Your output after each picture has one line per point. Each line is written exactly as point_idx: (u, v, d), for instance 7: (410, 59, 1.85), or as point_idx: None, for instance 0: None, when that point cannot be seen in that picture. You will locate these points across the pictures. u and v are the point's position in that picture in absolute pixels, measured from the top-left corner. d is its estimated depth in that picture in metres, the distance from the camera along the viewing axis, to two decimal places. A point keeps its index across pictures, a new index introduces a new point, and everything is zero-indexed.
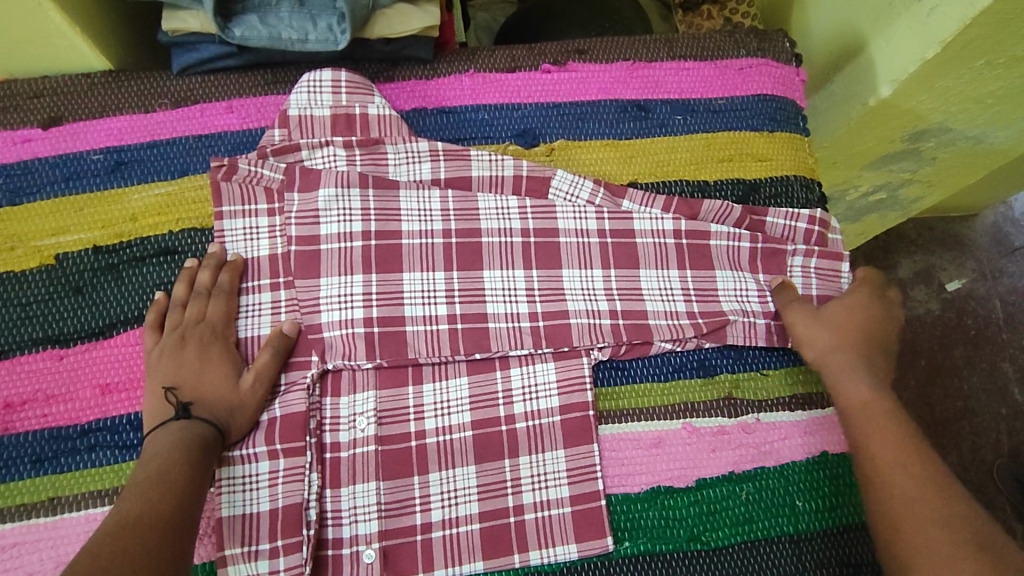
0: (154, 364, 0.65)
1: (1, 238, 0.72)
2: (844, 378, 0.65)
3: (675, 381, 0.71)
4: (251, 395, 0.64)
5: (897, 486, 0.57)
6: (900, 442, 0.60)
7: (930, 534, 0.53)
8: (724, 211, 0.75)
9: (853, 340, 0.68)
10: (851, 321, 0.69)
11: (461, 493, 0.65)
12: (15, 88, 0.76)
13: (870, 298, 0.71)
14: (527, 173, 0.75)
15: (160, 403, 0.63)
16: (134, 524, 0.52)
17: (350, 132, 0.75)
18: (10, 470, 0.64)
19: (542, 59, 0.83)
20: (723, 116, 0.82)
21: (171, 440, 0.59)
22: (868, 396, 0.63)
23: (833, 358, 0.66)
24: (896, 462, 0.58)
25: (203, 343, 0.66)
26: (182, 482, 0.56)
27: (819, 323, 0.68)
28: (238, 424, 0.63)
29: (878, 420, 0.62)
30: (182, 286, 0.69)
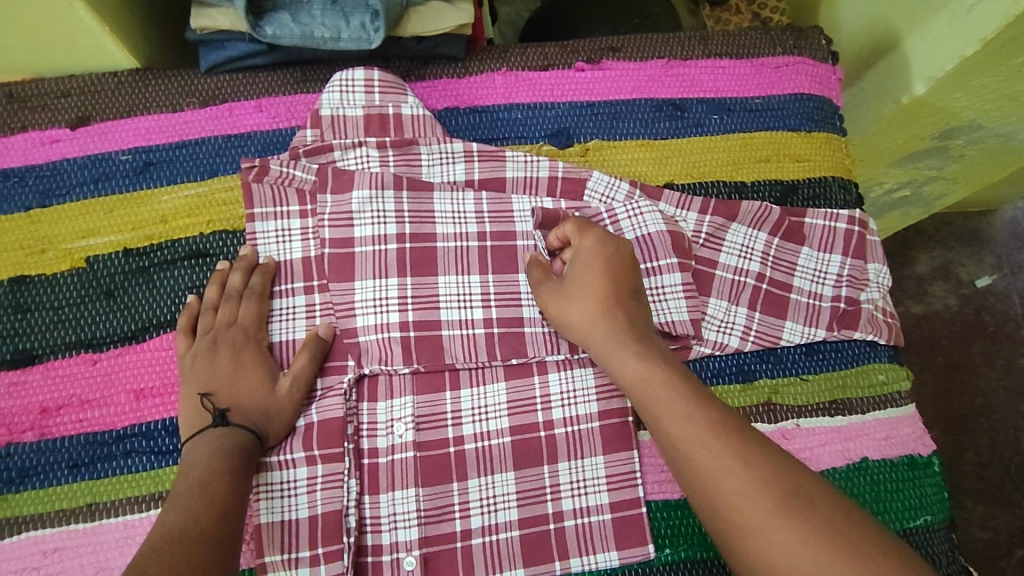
0: (188, 368, 0.64)
1: (31, 240, 0.71)
2: (614, 355, 0.60)
3: (716, 386, 0.70)
4: (287, 400, 0.64)
5: (714, 469, 0.51)
6: (690, 413, 0.54)
7: (761, 520, 0.48)
8: (764, 212, 0.74)
9: (612, 303, 0.63)
10: (592, 281, 0.64)
11: (500, 499, 0.64)
12: (42, 87, 0.75)
13: (607, 249, 0.65)
14: (562, 174, 0.74)
15: (196, 409, 0.63)
16: (179, 535, 0.51)
17: (383, 132, 0.74)
18: (47, 475, 0.63)
19: (575, 57, 0.81)
20: (759, 116, 0.81)
21: (210, 448, 0.59)
22: (641, 368, 0.59)
23: (592, 337, 0.62)
24: (696, 441, 0.53)
25: (236, 347, 0.65)
26: (224, 491, 0.56)
27: (567, 302, 0.64)
28: (275, 429, 0.63)
29: (660, 396, 0.56)
30: (214, 288, 0.68)
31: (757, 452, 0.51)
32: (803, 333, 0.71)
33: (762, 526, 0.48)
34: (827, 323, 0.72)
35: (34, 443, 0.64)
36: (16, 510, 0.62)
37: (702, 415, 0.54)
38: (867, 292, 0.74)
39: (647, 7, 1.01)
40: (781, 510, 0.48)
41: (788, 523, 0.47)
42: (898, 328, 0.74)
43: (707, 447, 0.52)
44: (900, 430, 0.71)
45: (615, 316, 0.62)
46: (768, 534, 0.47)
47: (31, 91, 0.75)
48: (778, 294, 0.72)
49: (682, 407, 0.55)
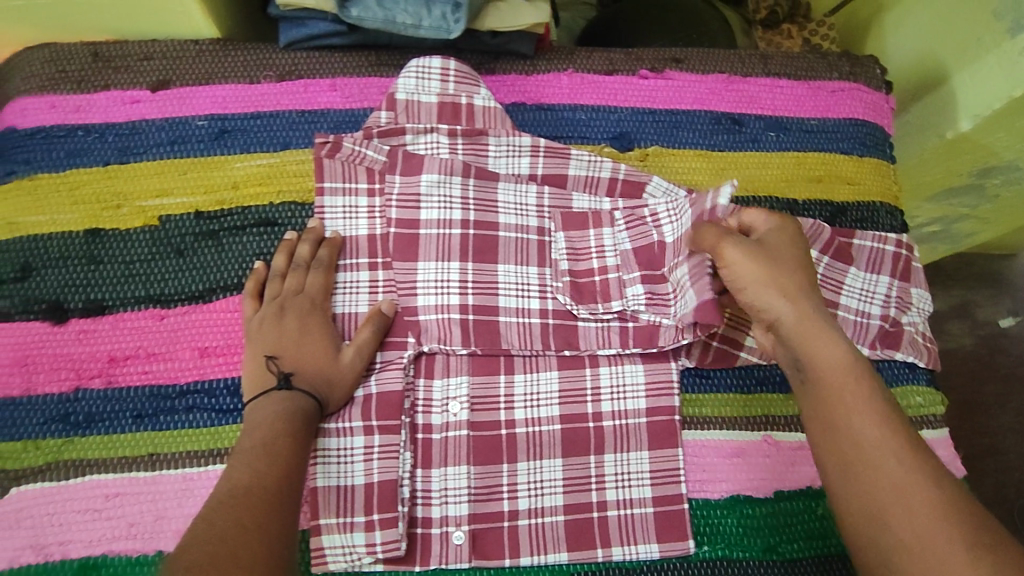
0: (255, 332, 0.66)
1: (107, 195, 0.73)
2: (819, 343, 0.54)
3: (759, 393, 0.73)
4: (349, 369, 0.66)
5: (872, 461, 0.50)
6: (874, 424, 0.51)
7: (923, 540, 0.46)
8: (816, 231, 0.76)
9: (809, 285, 0.57)
10: (791, 252, 0.59)
11: (547, 484, 0.66)
12: (126, 49, 0.77)
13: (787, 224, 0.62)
14: (623, 177, 0.76)
15: (260, 371, 0.64)
16: (244, 494, 0.53)
17: (456, 120, 0.76)
18: (112, 422, 0.66)
19: (639, 64, 0.83)
20: (814, 137, 0.83)
21: (276, 410, 0.60)
22: (842, 358, 0.54)
23: (802, 321, 0.55)
24: (888, 451, 0.50)
25: (302, 314, 0.67)
26: (286, 454, 0.57)
27: (769, 260, 0.57)
28: (337, 396, 0.65)
29: (850, 392, 0.52)
30: (282, 256, 0.70)
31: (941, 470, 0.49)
32: None
33: (926, 548, 0.46)
34: (870, 342, 0.75)
35: (101, 391, 0.66)
36: (81, 453, 0.65)
37: (880, 418, 0.51)
38: (910, 313, 0.77)
39: (705, 23, 1.03)
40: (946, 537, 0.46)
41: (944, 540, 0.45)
42: (937, 351, 0.77)
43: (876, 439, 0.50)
44: (935, 452, 0.73)
45: (807, 293, 0.57)
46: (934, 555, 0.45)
47: (116, 51, 0.77)
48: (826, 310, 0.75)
49: (884, 421, 0.51)
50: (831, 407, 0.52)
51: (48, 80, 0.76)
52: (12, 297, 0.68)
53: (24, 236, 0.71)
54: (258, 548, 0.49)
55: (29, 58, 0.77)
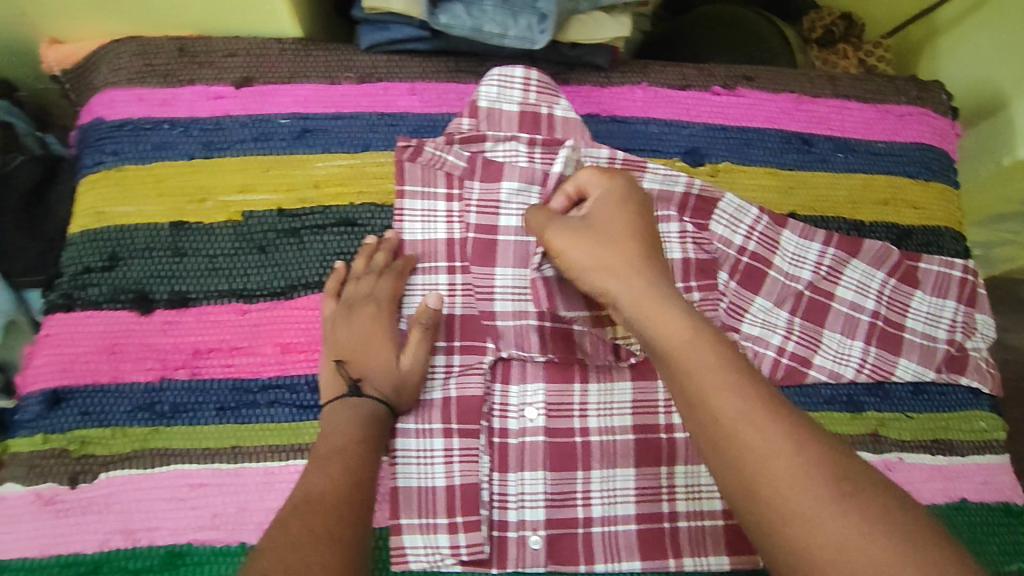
0: (329, 335, 0.68)
1: (191, 189, 0.74)
2: (654, 315, 0.53)
3: (826, 412, 0.74)
4: (414, 372, 0.66)
5: (739, 421, 0.47)
6: (734, 398, 0.48)
7: (815, 510, 0.43)
8: (884, 253, 0.78)
9: (636, 256, 0.58)
10: (626, 225, 0.60)
11: (620, 492, 0.68)
12: (211, 44, 0.78)
13: (631, 194, 0.62)
14: (697, 192, 0.77)
15: (333, 375, 0.67)
16: (318, 498, 0.54)
17: (536, 130, 0.77)
18: (196, 414, 0.67)
19: (712, 81, 0.85)
20: (882, 160, 0.84)
21: (350, 416, 0.63)
22: (679, 329, 0.52)
23: (637, 291, 0.55)
24: (745, 414, 0.47)
25: (373, 316, 0.68)
26: (359, 459, 0.59)
27: (588, 240, 0.59)
28: (404, 401, 0.66)
29: (708, 363, 0.50)
30: (359, 261, 0.71)
31: (813, 435, 0.47)
32: (915, 371, 0.76)
33: (815, 517, 0.43)
34: (935, 365, 0.77)
35: (186, 382, 0.68)
36: (166, 442, 0.66)
37: (743, 381, 0.49)
38: (974, 339, 0.78)
39: (770, 39, 1.02)
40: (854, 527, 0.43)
41: (845, 512, 0.43)
42: (1000, 377, 0.78)
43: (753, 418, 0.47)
44: (994, 476, 0.74)
45: (649, 267, 0.57)
46: (812, 524, 0.43)
47: (201, 47, 0.78)
48: (893, 332, 0.77)
49: (738, 386, 0.48)
50: (688, 379, 0.49)
51: (135, 73, 0.77)
52: (100, 286, 0.70)
53: (111, 226, 0.72)
54: (333, 552, 0.50)
55: (115, 51, 0.78)
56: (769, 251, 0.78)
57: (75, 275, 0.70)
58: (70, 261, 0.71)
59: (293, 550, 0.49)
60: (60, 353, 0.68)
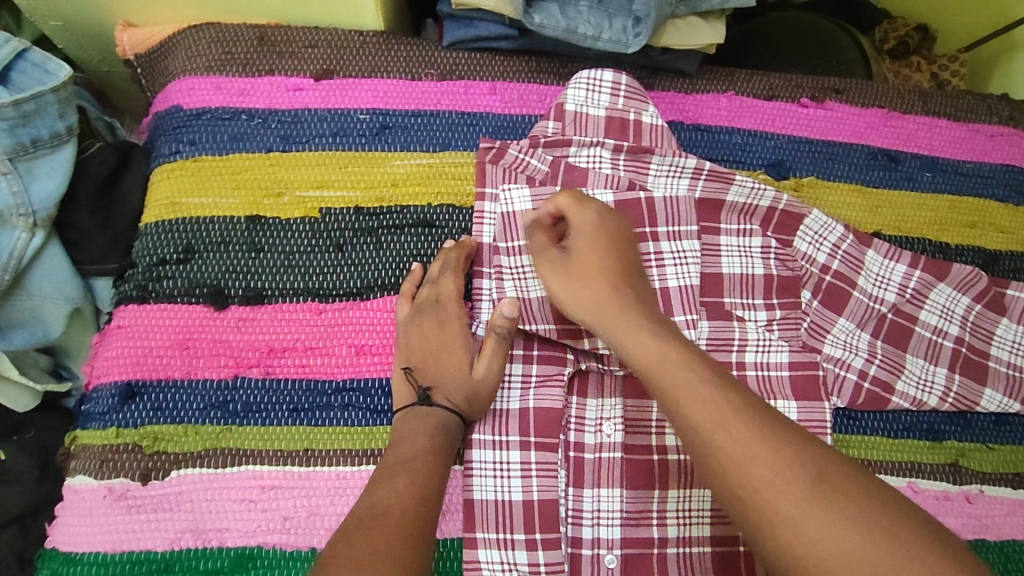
0: (400, 340, 0.67)
1: (268, 183, 0.72)
2: (625, 336, 0.56)
3: (905, 440, 0.72)
4: (483, 380, 0.64)
5: (713, 427, 0.49)
6: (707, 412, 0.49)
7: (793, 511, 0.45)
8: (972, 279, 0.76)
9: (619, 282, 0.60)
10: (596, 257, 0.61)
11: (696, 514, 0.66)
12: (292, 34, 0.77)
13: (606, 225, 0.63)
14: (783, 207, 0.75)
15: (404, 383, 0.65)
16: (386, 513, 0.53)
17: (623, 136, 0.75)
18: (267, 414, 0.66)
19: (799, 92, 0.82)
20: (970, 181, 0.82)
21: (420, 426, 0.62)
22: (658, 350, 0.54)
23: (603, 314, 0.58)
24: (720, 424, 0.49)
25: (443, 321, 0.66)
26: (426, 473, 0.57)
27: (573, 275, 0.60)
28: (477, 409, 0.64)
29: (682, 381, 0.51)
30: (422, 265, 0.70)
31: (796, 439, 0.48)
32: (1000, 403, 0.74)
33: (795, 519, 0.44)
34: (1021, 398, 0.74)
35: (259, 381, 0.67)
36: (236, 442, 0.65)
37: (720, 392, 0.50)
38: None
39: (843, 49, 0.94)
40: (851, 533, 0.44)
41: (820, 513, 0.44)
42: None
43: (735, 432, 0.48)
44: None
45: (629, 296, 0.58)
46: (793, 524, 0.44)
47: (282, 36, 0.77)
48: (977, 360, 0.74)
49: (714, 401, 0.50)
50: (679, 401, 0.51)
51: (215, 61, 0.75)
52: (174, 279, 0.69)
53: (185, 217, 0.71)
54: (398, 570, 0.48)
55: (194, 37, 0.76)
56: (853, 271, 0.75)
57: (150, 265, 0.69)
58: (143, 252, 0.70)
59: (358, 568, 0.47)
60: (133, 345, 0.67)
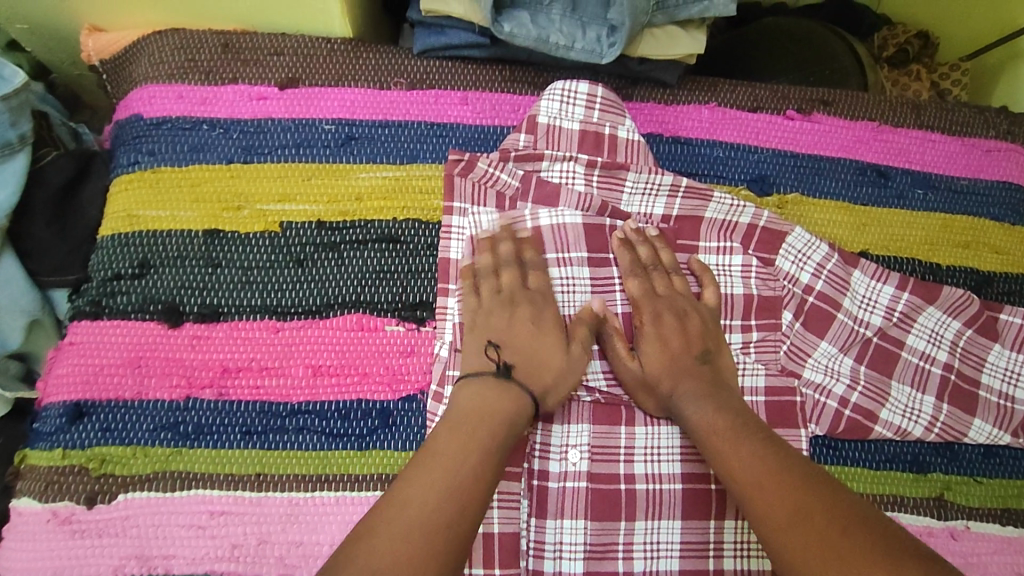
0: (482, 317, 0.64)
1: (228, 196, 0.70)
2: (691, 406, 0.61)
3: (888, 471, 0.69)
4: (578, 365, 0.63)
5: (754, 484, 0.54)
6: (746, 467, 0.55)
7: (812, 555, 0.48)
8: (963, 302, 0.72)
9: (678, 360, 0.64)
10: (664, 336, 0.65)
11: (663, 546, 0.64)
12: (256, 41, 0.74)
13: (662, 296, 0.67)
14: (764, 224, 0.71)
15: (480, 356, 0.62)
16: (430, 516, 0.49)
17: (597, 151, 0.73)
18: (220, 436, 0.64)
19: (785, 104, 0.79)
20: (964, 198, 0.78)
21: (497, 404, 0.58)
22: (709, 418, 0.60)
23: (679, 392, 0.63)
24: (754, 478, 0.54)
25: (536, 308, 0.65)
26: (480, 472, 0.53)
27: (659, 356, 0.65)
28: (557, 391, 0.62)
29: (731, 444, 0.57)
30: (487, 254, 0.67)
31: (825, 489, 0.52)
32: (989, 434, 0.70)
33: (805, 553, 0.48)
34: (1013, 428, 0.71)
35: (212, 402, 0.65)
36: (186, 465, 0.63)
37: (775, 458, 0.55)
38: None
39: (837, 58, 0.90)
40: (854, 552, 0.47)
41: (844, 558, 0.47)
42: None
43: (769, 484, 0.53)
44: None
45: (687, 373, 0.63)
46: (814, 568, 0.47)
47: (246, 43, 0.74)
48: (966, 388, 0.71)
49: (758, 459, 0.55)
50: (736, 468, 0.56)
51: (176, 69, 0.73)
52: (129, 294, 0.67)
53: (143, 231, 0.69)
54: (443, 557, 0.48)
55: (156, 44, 0.74)
56: (839, 292, 0.71)
57: (104, 280, 0.67)
58: (98, 266, 0.68)
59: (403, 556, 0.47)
60: (84, 363, 0.65)
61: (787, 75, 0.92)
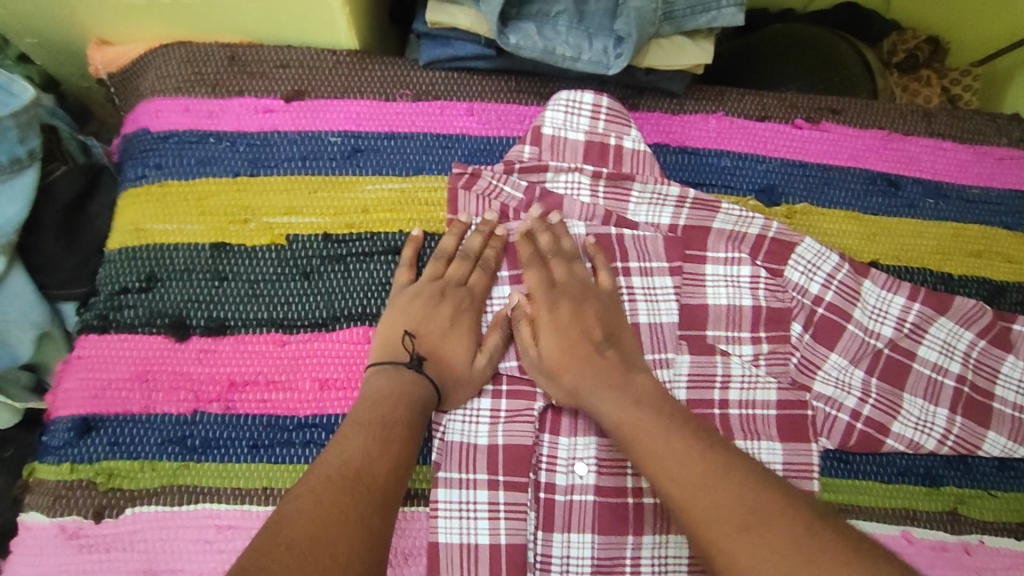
0: (406, 299, 0.65)
1: (234, 209, 0.70)
2: (602, 394, 0.60)
3: (900, 484, 0.68)
4: (480, 374, 0.64)
5: (662, 466, 0.53)
6: (666, 455, 0.54)
7: (724, 539, 0.48)
8: (975, 314, 0.71)
9: (552, 345, 0.63)
10: (551, 321, 0.64)
11: (671, 561, 0.63)
12: (262, 54, 0.75)
13: (548, 284, 0.66)
14: (773, 235, 0.71)
15: (393, 343, 0.63)
16: (352, 475, 0.51)
17: (602, 162, 0.72)
18: (227, 450, 0.64)
19: (794, 112, 0.78)
20: (976, 208, 0.77)
21: (404, 391, 0.59)
22: (619, 407, 0.58)
23: (584, 379, 0.61)
24: (665, 459, 0.53)
25: (458, 307, 0.66)
26: (401, 441, 0.56)
27: (555, 341, 0.63)
28: (457, 395, 0.63)
29: (644, 434, 0.56)
30: (453, 238, 0.68)
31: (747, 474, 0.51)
32: (1004, 447, 0.69)
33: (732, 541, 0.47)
34: None
35: (218, 416, 0.65)
36: (193, 479, 0.63)
37: (685, 441, 0.54)
38: None
39: (845, 64, 0.89)
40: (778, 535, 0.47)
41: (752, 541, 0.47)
42: None
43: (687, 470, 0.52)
44: None
45: (595, 362, 0.62)
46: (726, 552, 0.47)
47: (252, 56, 0.74)
48: (980, 400, 0.70)
49: (679, 447, 0.54)
50: (645, 451, 0.55)
51: (183, 82, 0.73)
52: (135, 308, 0.67)
53: (150, 245, 0.69)
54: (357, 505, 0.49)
55: (163, 57, 0.74)
56: (849, 303, 0.70)
57: (111, 294, 0.68)
58: (106, 280, 0.68)
59: (326, 508, 0.48)
60: (92, 377, 0.65)
61: (795, 81, 0.90)
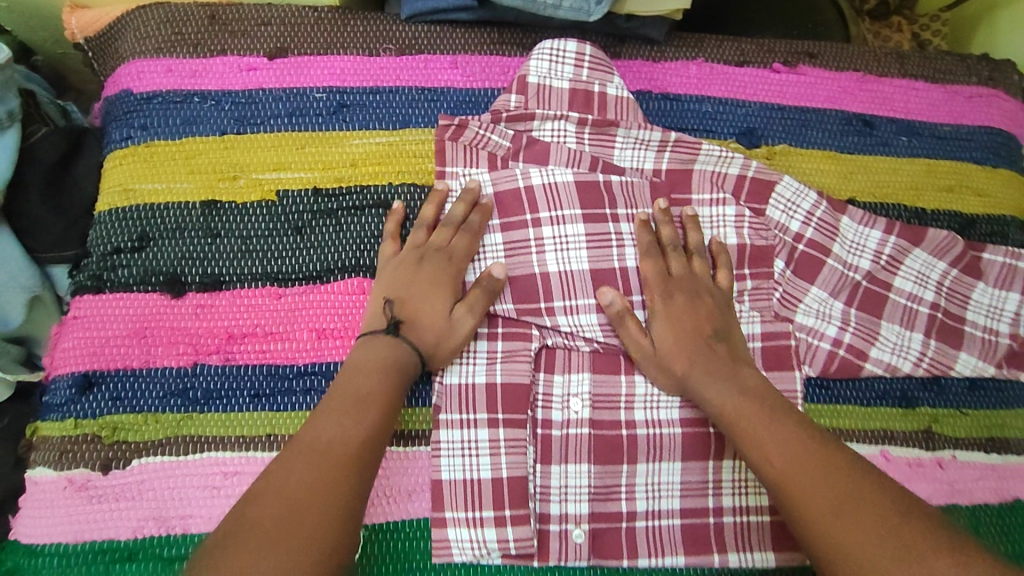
0: (388, 269, 0.66)
1: (223, 166, 0.71)
2: (709, 383, 0.62)
3: (878, 407, 0.71)
4: (461, 332, 0.64)
5: (761, 447, 0.57)
6: (765, 436, 0.57)
7: (822, 514, 0.52)
8: (948, 244, 0.74)
9: (665, 335, 0.65)
10: (681, 318, 0.66)
11: (665, 486, 0.66)
12: (244, 12, 0.75)
13: (660, 278, 0.67)
14: (753, 174, 0.73)
15: (376, 312, 0.64)
16: (325, 447, 0.53)
17: (587, 109, 0.74)
18: (230, 400, 0.65)
19: (771, 57, 0.80)
20: (947, 144, 0.80)
21: (383, 356, 0.60)
22: (721, 400, 0.61)
23: (694, 368, 0.63)
24: (767, 440, 0.57)
25: (439, 266, 0.65)
26: (379, 408, 0.57)
27: (670, 330, 0.65)
28: (441, 355, 0.63)
29: (745, 420, 0.59)
30: (431, 207, 0.69)
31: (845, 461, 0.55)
32: (975, 366, 0.73)
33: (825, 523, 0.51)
34: (997, 360, 0.73)
35: (220, 367, 0.66)
36: (198, 429, 0.64)
37: (789, 427, 0.57)
38: None
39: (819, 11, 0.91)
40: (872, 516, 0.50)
41: (850, 521, 0.50)
42: None
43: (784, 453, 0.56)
44: None
45: (704, 356, 0.64)
46: (821, 525, 0.51)
47: (233, 14, 0.75)
48: (952, 325, 0.73)
49: (778, 432, 0.57)
50: (743, 428, 0.59)
51: (165, 42, 0.74)
52: (129, 267, 0.68)
53: (140, 204, 0.70)
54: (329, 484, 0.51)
55: (143, 18, 0.74)
56: (828, 238, 0.73)
57: (104, 254, 0.68)
58: (97, 241, 0.69)
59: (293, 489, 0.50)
60: (89, 336, 0.66)
61: (771, 28, 0.92)
